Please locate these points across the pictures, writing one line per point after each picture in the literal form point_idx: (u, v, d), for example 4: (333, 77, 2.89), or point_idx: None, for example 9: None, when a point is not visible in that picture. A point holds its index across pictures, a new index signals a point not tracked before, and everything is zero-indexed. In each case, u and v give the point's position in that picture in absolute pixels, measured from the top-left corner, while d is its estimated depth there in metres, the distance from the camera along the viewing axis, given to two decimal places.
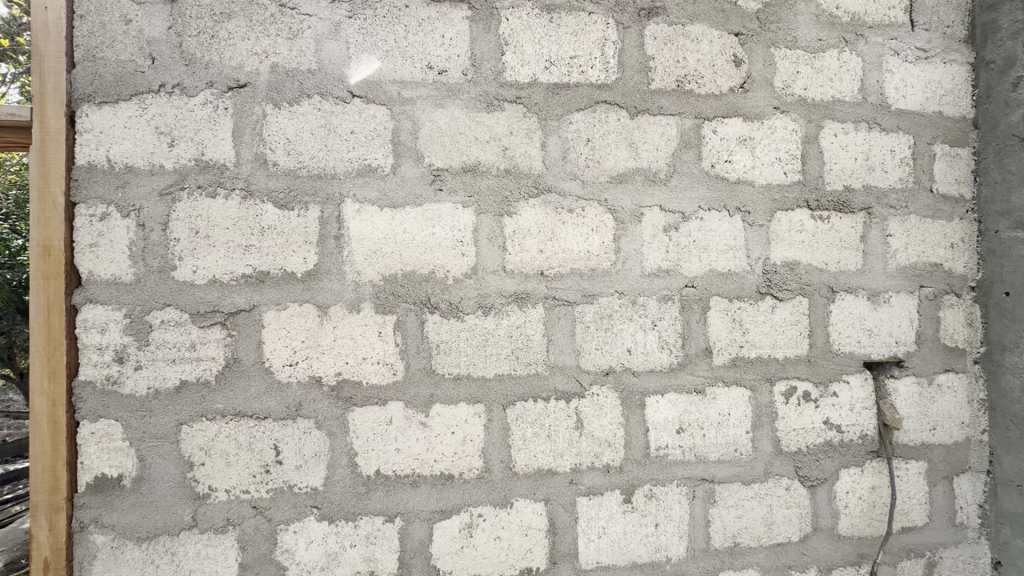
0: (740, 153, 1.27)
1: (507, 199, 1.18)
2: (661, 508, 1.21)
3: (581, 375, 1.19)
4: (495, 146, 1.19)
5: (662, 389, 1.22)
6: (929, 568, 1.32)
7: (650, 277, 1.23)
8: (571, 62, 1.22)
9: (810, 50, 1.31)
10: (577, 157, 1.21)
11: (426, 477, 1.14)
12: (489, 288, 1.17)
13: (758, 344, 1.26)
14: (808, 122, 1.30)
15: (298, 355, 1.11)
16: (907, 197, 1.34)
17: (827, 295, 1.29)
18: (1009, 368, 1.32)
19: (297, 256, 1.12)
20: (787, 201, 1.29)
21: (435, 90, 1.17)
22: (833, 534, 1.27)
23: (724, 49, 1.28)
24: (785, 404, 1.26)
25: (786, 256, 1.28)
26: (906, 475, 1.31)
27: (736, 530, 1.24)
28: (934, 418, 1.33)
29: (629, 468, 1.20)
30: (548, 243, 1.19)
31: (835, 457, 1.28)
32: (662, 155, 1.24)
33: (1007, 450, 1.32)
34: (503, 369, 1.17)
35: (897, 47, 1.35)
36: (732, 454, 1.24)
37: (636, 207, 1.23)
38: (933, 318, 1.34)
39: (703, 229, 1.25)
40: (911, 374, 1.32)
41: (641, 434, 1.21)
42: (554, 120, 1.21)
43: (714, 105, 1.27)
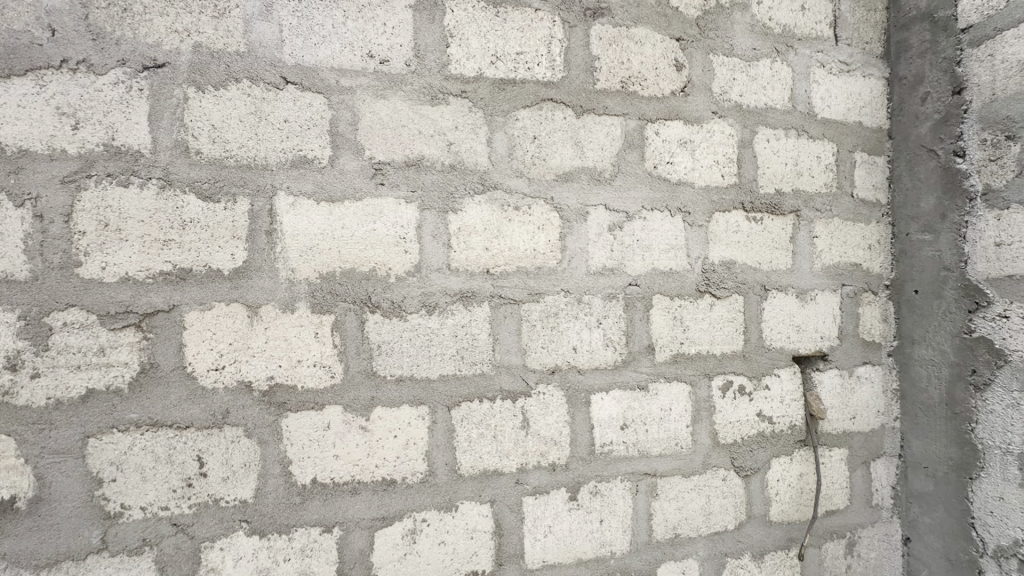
0: (681, 155, 1.31)
1: (452, 195, 1.16)
2: (606, 504, 1.22)
3: (527, 374, 1.19)
4: (440, 140, 1.15)
5: (607, 386, 1.24)
6: (849, 548, 1.41)
7: (595, 275, 1.24)
8: (518, 58, 1.20)
9: (745, 58, 1.36)
10: (523, 154, 1.20)
11: (367, 484, 1.09)
12: (433, 287, 1.14)
13: (697, 340, 1.30)
14: (744, 127, 1.36)
15: (225, 359, 1.03)
16: (831, 201, 1.42)
17: (760, 293, 1.35)
18: (917, 360, 1.42)
19: (224, 251, 1.04)
20: (724, 202, 1.33)
21: (377, 80, 1.12)
22: (765, 521, 1.34)
23: (667, 53, 1.31)
24: (722, 397, 1.32)
25: (723, 256, 1.33)
26: (830, 462, 1.40)
27: (677, 522, 1.27)
28: (853, 408, 1.43)
29: (575, 466, 1.21)
30: (494, 241, 1.17)
31: (767, 447, 1.35)
32: (607, 155, 1.26)
33: (915, 435, 1.43)
34: (447, 369, 1.14)
35: (823, 60, 1.43)
36: (673, 448, 1.27)
37: (582, 206, 1.23)
38: (853, 314, 1.44)
39: (646, 229, 1.27)
40: (834, 367, 1.41)
41: (586, 431, 1.22)
42: (500, 116, 1.19)
43: (657, 107, 1.30)
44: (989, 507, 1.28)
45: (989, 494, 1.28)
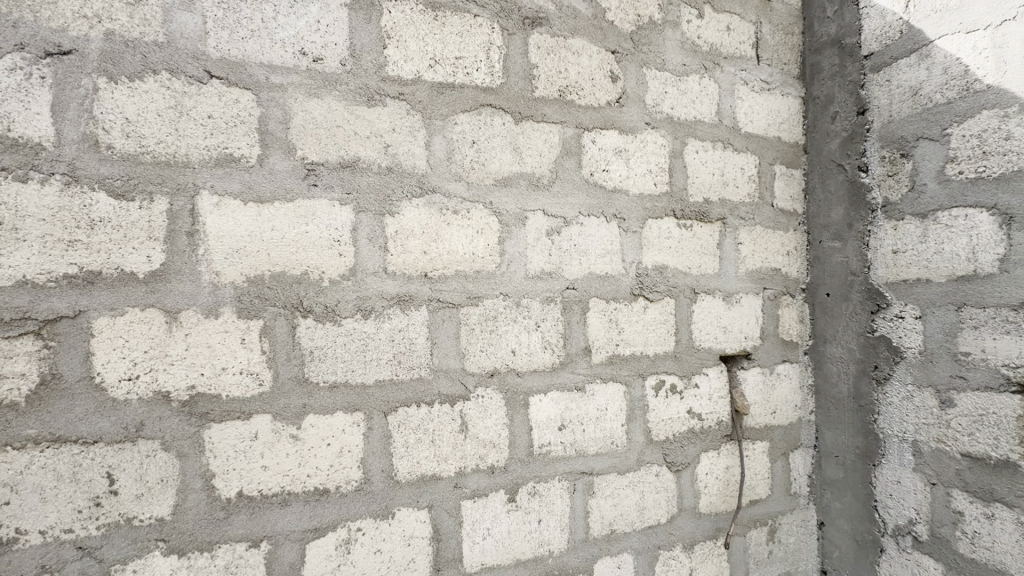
0: (616, 163, 1.35)
1: (389, 197, 1.14)
2: (544, 504, 1.24)
3: (465, 377, 1.19)
4: (376, 142, 1.14)
5: (545, 388, 1.26)
6: (771, 534, 1.51)
7: (534, 279, 1.26)
8: (456, 62, 1.21)
9: (676, 73, 1.44)
10: (462, 158, 1.21)
11: (298, 494, 1.05)
12: (369, 291, 1.12)
13: (632, 342, 1.35)
14: (674, 138, 1.43)
15: (140, 368, 0.96)
16: (754, 210, 1.52)
17: (690, 296, 1.43)
18: (829, 357, 1.54)
19: (140, 253, 0.97)
20: (657, 209, 1.40)
21: (310, 78, 1.09)
22: (695, 513, 1.41)
23: (603, 65, 1.35)
24: (655, 396, 1.37)
25: (656, 260, 1.39)
26: (753, 454, 1.49)
27: (613, 518, 1.31)
28: (774, 403, 1.53)
29: (513, 468, 1.22)
30: (432, 245, 1.17)
31: (697, 443, 1.42)
32: (546, 161, 1.28)
33: (828, 427, 1.54)
34: (384, 374, 1.12)
35: (746, 78, 1.53)
36: (609, 447, 1.32)
37: (521, 210, 1.25)
38: (773, 316, 1.54)
39: (583, 234, 1.31)
40: (757, 365, 1.51)
41: (525, 433, 1.23)
42: (438, 120, 1.19)
43: (593, 117, 1.34)
44: (889, 490, 1.40)
45: (889, 479, 1.40)
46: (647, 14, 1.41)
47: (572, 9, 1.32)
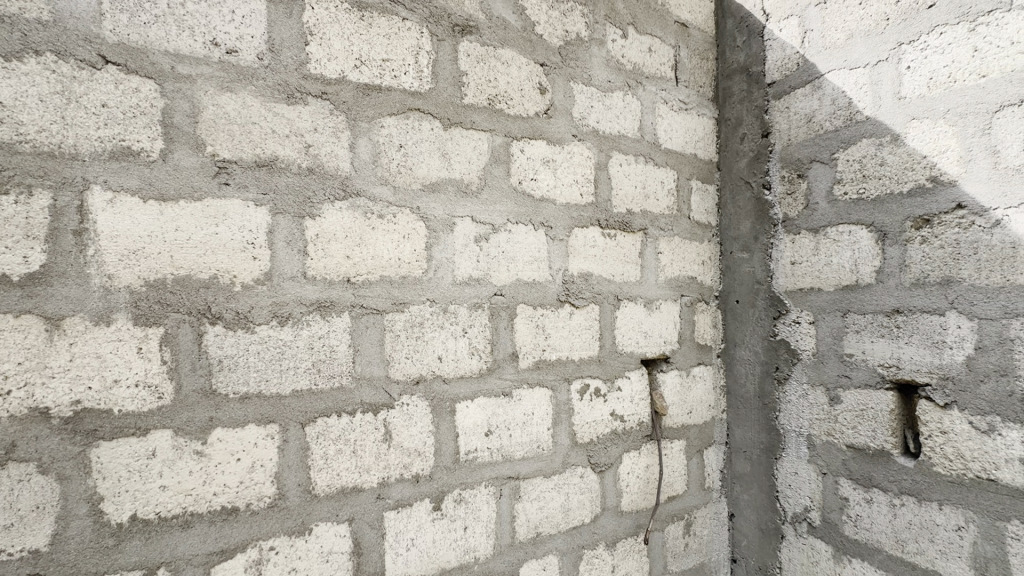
0: (543, 173, 1.39)
1: (309, 199, 1.10)
2: (470, 511, 1.24)
3: (389, 385, 1.16)
4: (296, 142, 1.09)
5: (472, 395, 1.26)
6: (687, 528, 1.60)
7: (461, 285, 1.26)
8: (383, 65, 1.19)
9: (601, 89, 1.50)
10: (388, 162, 1.19)
11: (203, 515, 0.98)
12: (286, 296, 1.07)
13: (558, 347, 1.39)
14: (600, 150, 1.49)
15: (12, 382, 0.86)
16: (672, 222, 1.62)
17: (613, 303, 1.49)
18: (738, 360, 1.66)
19: (14, 253, 0.87)
20: (583, 219, 1.45)
21: (223, 71, 1.03)
22: (617, 511, 1.46)
23: (531, 76, 1.38)
24: (580, 400, 1.42)
25: (581, 268, 1.43)
26: (671, 452, 1.58)
27: (538, 521, 1.33)
28: (690, 403, 1.62)
29: (438, 476, 1.21)
30: (356, 249, 1.14)
31: (619, 443, 1.48)
32: (474, 168, 1.29)
33: (737, 425, 1.66)
34: (301, 384, 1.07)
35: (666, 98, 1.63)
36: (535, 451, 1.34)
37: (448, 216, 1.25)
38: (689, 321, 1.64)
39: (510, 242, 1.33)
40: (675, 368, 1.60)
41: (450, 440, 1.23)
42: (364, 122, 1.16)
43: (522, 126, 1.36)
44: (788, 481, 1.53)
45: (788, 470, 1.53)
46: (575, 31, 1.47)
47: (502, 20, 1.35)
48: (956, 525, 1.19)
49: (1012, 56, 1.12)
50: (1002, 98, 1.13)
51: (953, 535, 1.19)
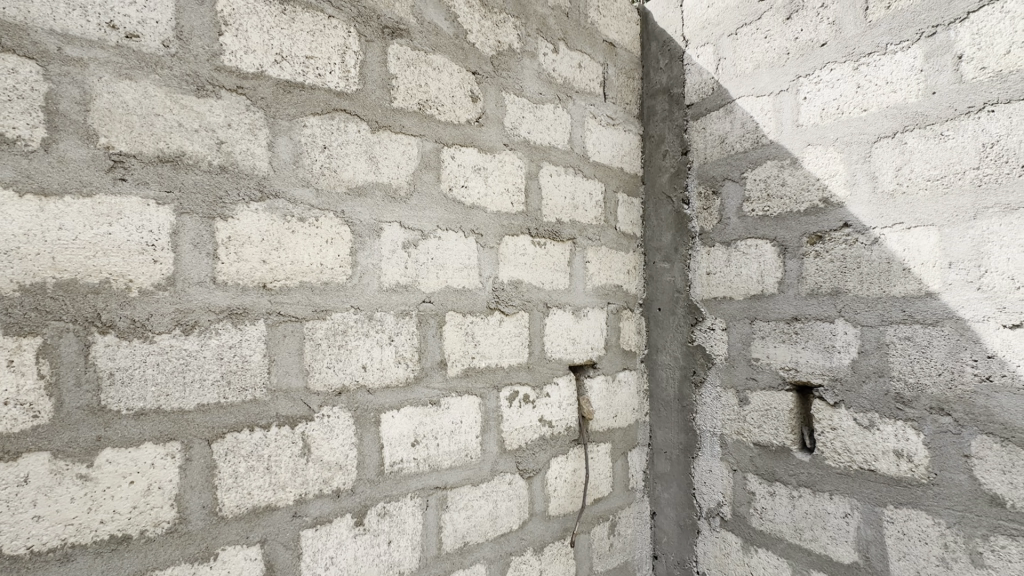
0: (474, 180, 1.39)
1: (221, 199, 1.03)
2: (394, 524, 1.21)
3: (309, 397, 1.11)
4: (207, 138, 1.02)
5: (398, 404, 1.23)
6: (612, 528, 1.65)
7: (388, 292, 1.23)
8: (307, 62, 1.14)
9: (532, 101, 1.53)
10: (310, 163, 1.14)
11: (86, 547, 0.88)
12: (192, 303, 0.99)
13: (487, 354, 1.39)
14: (531, 160, 1.51)
15: None
16: (600, 232, 1.68)
17: (543, 310, 1.52)
18: (659, 364, 1.75)
19: None
20: (513, 227, 1.46)
21: (121, 56, 0.94)
22: (545, 516, 1.48)
23: (463, 84, 1.39)
24: (509, 407, 1.42)
25: (511, 276, 1.45)
26: (597, 455, 1.62)
27: (466, 530, 1.32)
28: (615, 407, 1.69)
29: (361, 489, 1.16)
30: (273, 254, 1.08)
31: (547, 449, 1.50)
32: (403, 173, 1.27)
33: (658, 426, 1.75)
34: (208, 398, 1.00)
35: (594, 112, 1.69)
36: (464, 460, 1.33)
37: (375, 221, 1.22)
38: (615, 328, 1.71)
39: (440, 248, 1.32)
40: (601, 373, 1.65)
41: (375, 452, 1.19)
42: (284, 120, 1.11)
43: (453, 133, 1.36)
44: (703, 478, 1.63)
45: (703, 468, 1.63)
46: (507, 42, 1.49)
47: (433, 26, 1.34)
48: (843, 512, 1.31)
49: (887, 93, 1.26)
50: (880, 131, 1.27)
51: (842, 522, 1.32)
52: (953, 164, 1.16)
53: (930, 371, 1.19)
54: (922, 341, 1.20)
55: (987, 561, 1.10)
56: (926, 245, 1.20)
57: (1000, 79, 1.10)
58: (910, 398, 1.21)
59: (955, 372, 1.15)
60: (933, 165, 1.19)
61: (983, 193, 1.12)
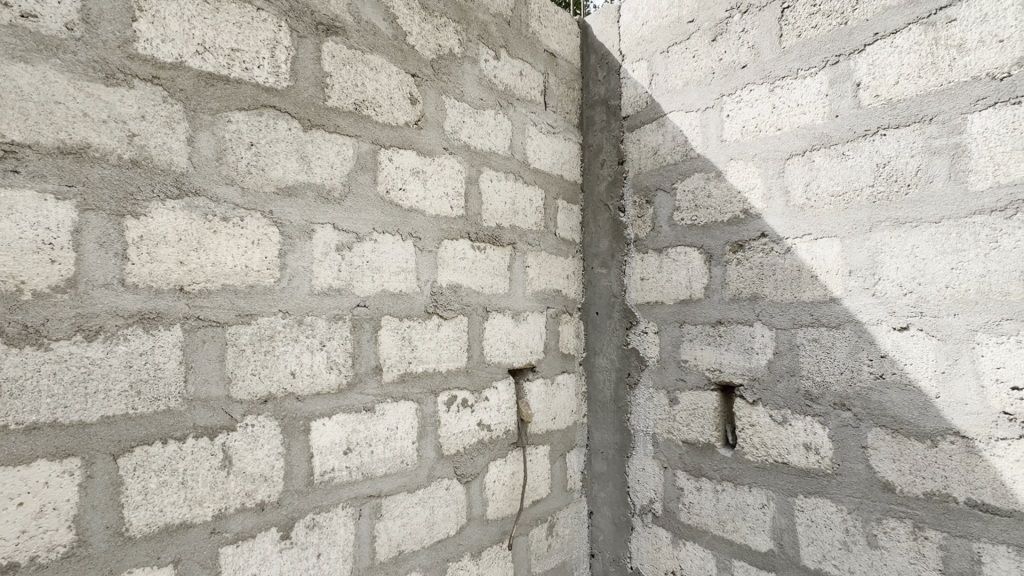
0: (413, 183, 1.38)
1: (133, 196, 0.96)
2: (324, 536, 1.17)
3: (231, 406, 1.05)
4: (118, 130, 0.95)
5: (329, 412, 1.19)
6: (550, 529, 1.68)
7: (320, 295, 1.19)
8: (232, 54, 1.09)
9: (473, 106, 1.54)
10: (235, 161, 1.09)
11: None
12: (97, 307, 0.92)
13: (424, 359, 1.37)
14: (471, 165, 1.52)
15: None
16: (540, 238, 1.71)
17: (482, 314, 1.52)
18: (597, 367, 1.80)
19: None
20: (452, 231, 1.46)
21: (15, 37, 0.86)
22: (482, 520, 1.48)
23: (402, 86, 1.37)
24: (447, 411, 1.42)
25: (450, 280, 1.44)
26: (536, 458, 1.65)
27: (401, 538, 1.30)
28: (554, 410, 1.71)
29: (288, 502, 1.12)
30: (192, 255, 1.02)
31: (486, 452, 1.50)
32: (337, 174, 1.24)
33: (595, 427, 1.80)
34: (114, 409, 0.93)
35: (535, 120, 1.72)
36: (399, 466, 1.31)
37: (307, 223, 1.18)
38: (554, 331, 1.74)
39: (376, 251, 1.29)
40: (540, 376, 1.68)
41: (304, 462, 1.15)
42: (207, 114, 1.05)
43: (391, 135, 1.34)
44: (637, 476, 1.69)
45: (637, 467, 1.69)
46: (447, 46, 1.49)
47: (371, 25, 1.32)
48: (761, 503, 1.40)
49: (798, 115, 1.37)
50: (792, 149, 1.38)
51: (759, 512, 1.41)
52: (853, 182, 1.28)
53: (834, 370, 1.29)
54: (827, 342, 1.31)
55: (880, 542, 1.21)
56: (830, 254, 1.31)
57: (891, 106, 1.23)
58: (817, 395, 1.32)
59: (854, 370, 1.26)
60: (836, 182, 1.30)
61: (877, 208, 1.24)
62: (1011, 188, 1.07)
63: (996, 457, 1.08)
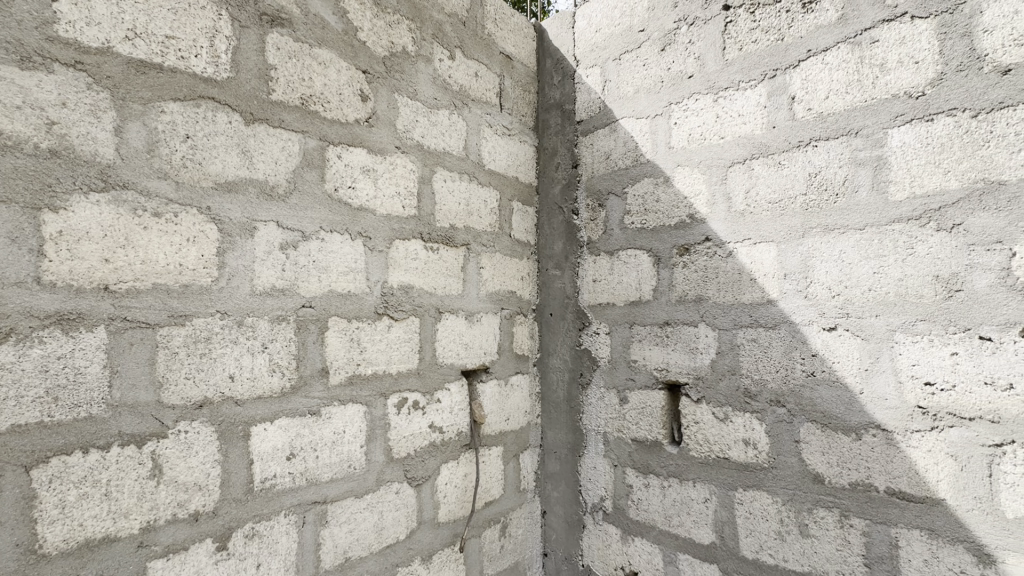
0: (363, 182, 1.35)
1: (51, 188, 0.90)
2: (265, 546, 1.12)
3: (162, 412, 1.00)
4: (34, 116, 0.89)
5: (271, 416, 1.15)
6: (503, 530, 1.68)
7: (261, 296, 1.15)
8: (167, 42, 1.04)
9: (427, 105, 1.53)
10: (169, 154, 1.03)
11: None
12: (8, 307, 0.85)
13: (374, 361, 1.35)
14: (424, 165, 1.50)
15: None
16: (494, 239, 1.71)
17: (434, 315, 1.51)
18: (550, 367, 1.82)
19: None
20: (404, 231, 1.44)
21: None
22: (433, 523, 1.47)
23: (352, 82, 1.35)
24: (397, 414, 1.39)
25: (401, 281, 1.42)
26: (489, 459, 1.65)
27: (348, 545, 1.27)
28: (507, 410, 1.72)
29: (224, 511, 1.07)
30: (120, 252, 0.96)
31: (437, 455, 1.49)
32: (282, 170, 1.20)
33: (549, 427, 1.82)
34: (26, 416, 0.86)
35: (490, 122, 1.73)
36: (346, 471, 1.28)
37: (248, 220, 1.13)
38: (509, 332, 1.74)
39: (323, 251, 1.26)
40: (494, 378, 1.68)
41: (243, 468, 1.10)
42: (137, 104, 1.00)
43: (340, 132, 1.31)
44: (588, 475, 1.71)
45: (589, 465, 1.72)
46: (400, 44, 1.47)
47: (319, 19, 1.29)
48: (704, 497, 1.46)
49: (739, 125, 1.43)
50: (733, 157, 1.44)
51: (702, 506, 1.46)
52: (787, 190, 1.35)
53: (771, 369, 1.36)
54: (765, 342, 1.37)
55: (811, 530, 1.28)
56: (768, 258, 1.37)
57: (822, 120, 1.30)
58: (756, 393, 1.38)
59: (788, 368, 1.33)
60: (773, 190, 1.37)
61: (809, 215, 1.31)
62: (925, 199, 1.16)
63: (912, 448, 1.16)
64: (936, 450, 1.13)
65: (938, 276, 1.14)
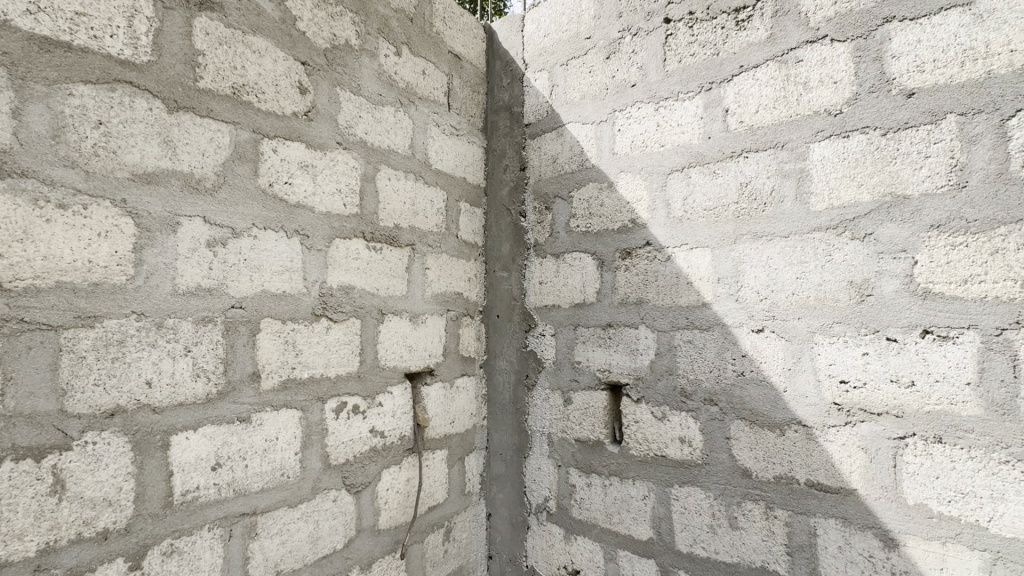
0: (300, 178, 1.30)
1: None
2: (185, 563, 1.05)
3: (65, 423, 0.91)
4: None
5: (194, 424, 1.08)
6: (447, 534, 1.66)
7: (185, 296, 1.08)
8: (77, 19, 0.96)
9: (371, 101, 1.49)
10: (78, 141, 0.95)
11: None
12: None
13: (310, 364, 1.29)
14: (367, 162, 1.46)
15: None
16: (441, 240, 1.69)
17: (377, 317, 1.47)
18: (497, 369, 1.82)
19: None
20: (345, 229, 1.39)
21: None
22: (373, 530, 1.43)
23: (289, 73, 1.29)
24: (335, 419, 1.34)
25: (341, 281, 1.38)
26: (432, 463, 1.62)
27: (279, 557, 1.21)
28: (453, 413, 1.70)
29: (138, 528, 0.99)
30: (16, 247, 0.88)
31: (378, 460, 1.45)
32: (210, 163, 1.13)
33: (495, 429, 1.81)
34: None
35: (437, 121, 1.71)
36: (278, 480, 1.22)
37: (170, 214, 1.06)
38: (455, 334, 1.73)
39: (256, 249, 1.20)
40: (439, 380, 1.66)
41: (161, 481, 1.03)
42: (39, 84, 0.91)
43: (276, 125, 1.25)
44: (533, 476, 1.72)
45: (533, 466, 1.72)
46: (343, 37, 1.42)
47: (254, 5, 1.22)
48: (643, 495, 1.50)
49: (678, 134, 1.49)
50: (673, 164, 1.49)
51: (641, 503, 1.50)
52: (721, 198, 1.41)
53: (705, 369, 1.42)
54: (700, 344, 1.43)
55: (740, 523, 1.34)
56: (703, 263, 1.43)
57: (752, 132, 1.37)
58: (691, 392, 1.43)
59: (721, 368, 1.39)
60: (708, 197, 1.43)
61: (741, 222, 1.38)
62: (842, 210, 1.25)
63: (829, 443, 1.24)
64: (850, 443, 1.22)
65: (852, 281, 1.23)
